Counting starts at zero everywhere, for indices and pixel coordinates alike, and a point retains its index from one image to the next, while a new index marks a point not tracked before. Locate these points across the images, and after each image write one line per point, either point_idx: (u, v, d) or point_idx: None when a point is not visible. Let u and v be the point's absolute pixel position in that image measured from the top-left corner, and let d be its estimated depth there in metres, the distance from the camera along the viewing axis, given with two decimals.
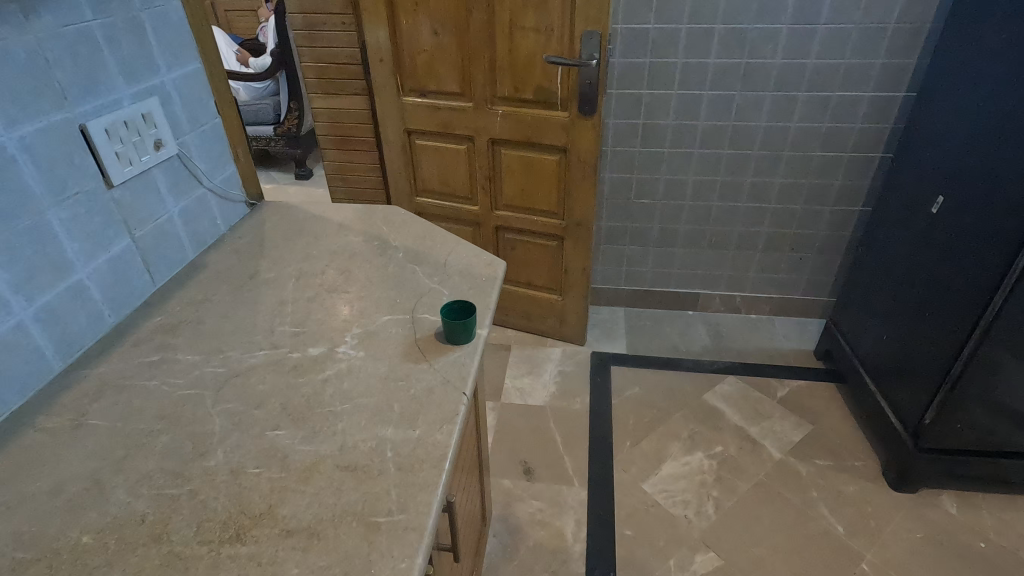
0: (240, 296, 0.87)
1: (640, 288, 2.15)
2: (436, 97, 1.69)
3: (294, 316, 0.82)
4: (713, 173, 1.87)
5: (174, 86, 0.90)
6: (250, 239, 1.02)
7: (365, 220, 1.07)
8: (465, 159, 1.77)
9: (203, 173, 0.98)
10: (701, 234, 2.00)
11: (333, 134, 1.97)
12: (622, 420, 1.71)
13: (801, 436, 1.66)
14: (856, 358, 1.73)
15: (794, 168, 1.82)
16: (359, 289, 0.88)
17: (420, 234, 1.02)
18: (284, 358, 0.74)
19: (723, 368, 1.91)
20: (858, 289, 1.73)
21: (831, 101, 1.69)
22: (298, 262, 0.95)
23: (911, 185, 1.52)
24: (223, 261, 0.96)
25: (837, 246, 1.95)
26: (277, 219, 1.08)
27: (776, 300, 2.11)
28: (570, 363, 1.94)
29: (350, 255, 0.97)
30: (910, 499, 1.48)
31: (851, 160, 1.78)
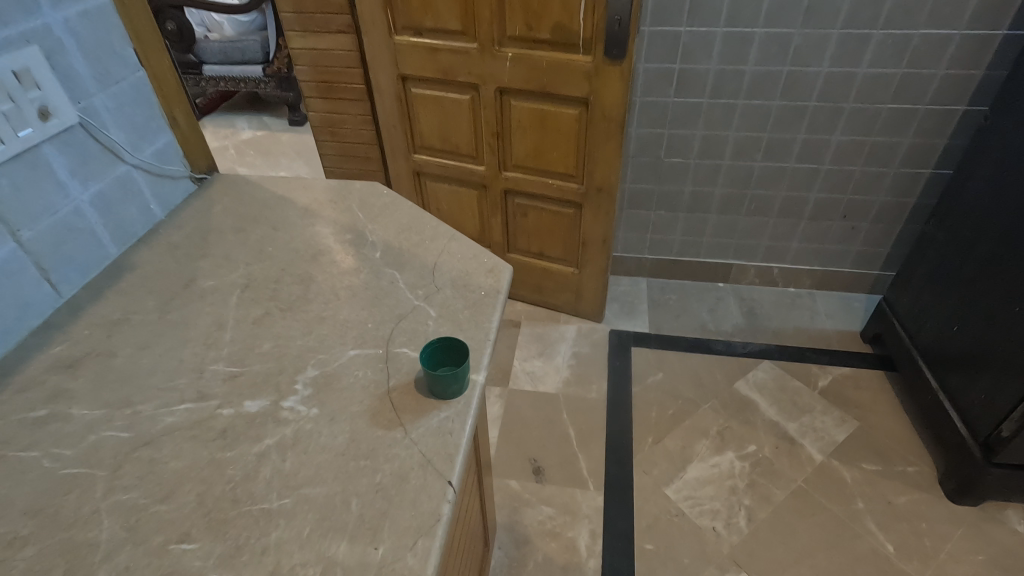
0: (167, 314, 0.67)
1: (665, 257, 1.93)
2: (434, 37, 1.41)
3: (233, 347, 0.62)
4: (759, 128, 1.59)
5: (67, 30, 0.66)
6: (193, 228, 0.81)
7: (337, 203, 0.85)
8: (468, 111, 1.51)
9: (123, 146, 0.76)
10: (740, 200, 1.75)
11: (318, 80, 1.70)
12: (643, 413, 1.54)
13: (845, 435, 1.47)
14: (914, 347, 1.52)
15: (858, 123, 1.54)
16: (320, 307, 0.67)
17: (405, 225, 0.80)
18: (210, 417, 0.55)
19: (758, 353, 1.71)
20: (924, 268, 1.49)
21: (912, 42, 1.39)
22: (248, 264, 0.74)
23: (1010, 150, 1.25)
24: (154, 261, 0.75)
25: (896, 215, 1.69)
26: (229, 200, 0.87)
27: (819, 274, 1.87)
28: (586, 344, 1.75)
29: (314, 255, 0.76)
30: (970, 513, 1.30)
31: (927, 114, 1.49)
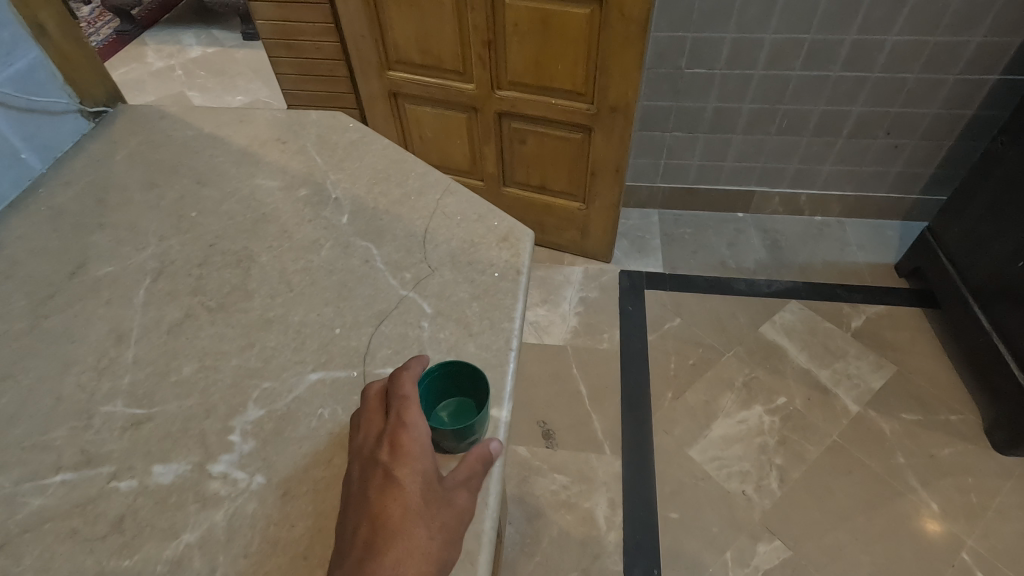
0: (40, 322, 0.47)
1: (681, 186, 1.71)
2: None
3: (137, 374, 0.43)
4: (802, 28, 1.33)
5: None
6: (85, 186, 0.59)
7: (285, 142, 0.63)
8: (452, 14, 1.23)
9: None
10: (771, 117, 1.51)
11: None
12: (660, 365, 1.39)
13: (882, 381, 1.34)
14: (963, 284, 1.36)
15: (920, 19, 1.29)
16: (265, 305, 0.47)
17: (380, 174, 0.58)
18: (100, 496, 0.37)
19: (785, 292, 1.55)
20: (985, 194, 1.30)
21: None
22: (162, 238, 0.53)
23: None
24: (26, 237, 0.54)
25: (948, 130, 1.48)
26: (137, 142, 0.63)
27: (851, 200, 1.68)
28: (595, 288, 1.57)
29: (255, 222, 0.54)
30: (1019, 465, 1.20)
31: (1006, 6, 1.24)
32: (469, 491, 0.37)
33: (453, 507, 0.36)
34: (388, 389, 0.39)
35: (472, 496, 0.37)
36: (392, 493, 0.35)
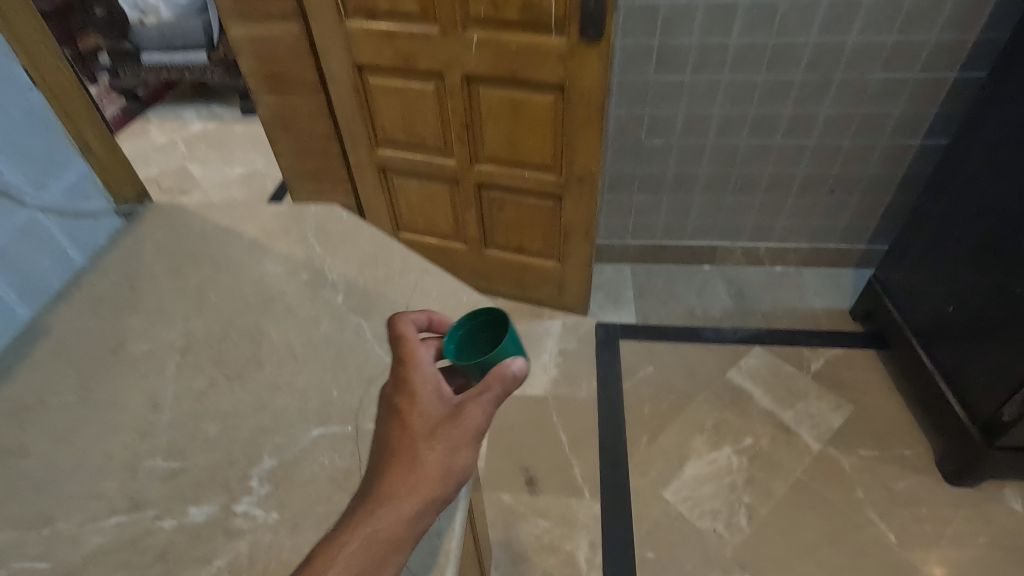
0: (91, 395, 0.56)
1: (649, 242, 1.85)
2: (391, 21, 1.28)
3: (172, 435, 0.53)
4: (745, 104, 1.50)
5: None
6: (119, 275, 0.70)
7: (289, 232, 0.74)
8: (433, 101, 1.39)
9: (22, 187, 0.64)
10: (725, 179, 1.67)
11: (263, 72, 1.56)
12: (635, 411, 1.49)
13: (841, 420, 1.44)
14: (907, 326, 1.48)
15: (846, 95, 1.46)
16: (273, 373, 0.58)
17: (369, 258, 0.70)
18: (147, 533, 0.46)
19: (749, 337, 1.66)
20: (918, 244, 1.44)
21: (904, 6, 1.30)
22: (187, 318, 0.64)
23: (1009, 124, 1.17)
24: (74, 321, 0.64)
25: (884, 188, 1.64)
26: (163, 236, 0.75)
27: (806, 250, 1.82)
28: (573, 339, 1.68)
29: (265, 302, 0.65)
30: (969, 494, 1.29)
31: (918, 83, 1.42)
32: (474, 411, 0.47)
33: (458, 424, 0.47)
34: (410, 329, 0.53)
35: (478, 415, 0.48)
36: (408, 412, 0.48)
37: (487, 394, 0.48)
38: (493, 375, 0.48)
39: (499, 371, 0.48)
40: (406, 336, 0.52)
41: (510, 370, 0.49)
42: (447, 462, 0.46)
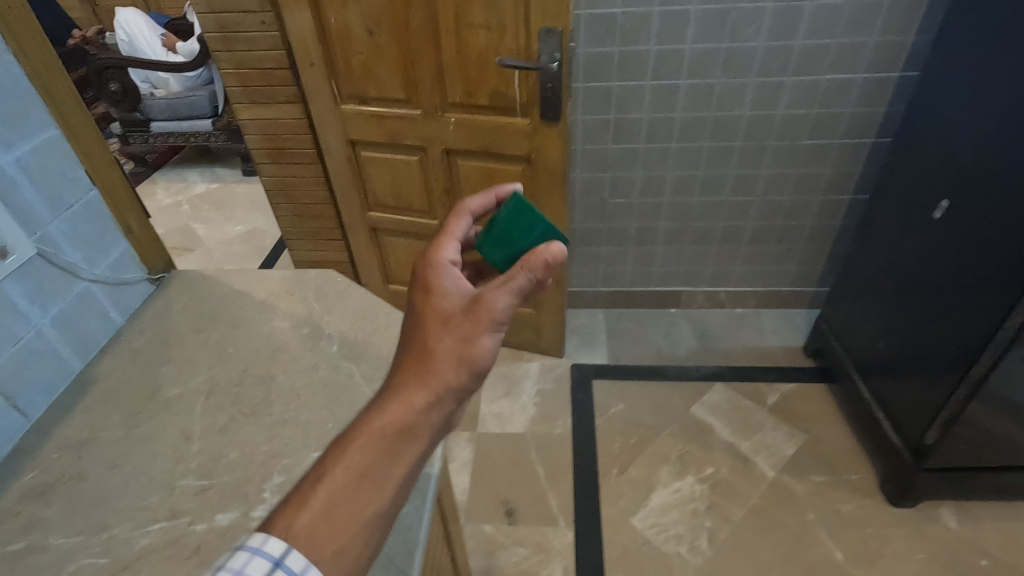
0: (135, 430, 0.70)
1: (619, 289, 2.01)
2: (379, 104, 1.48)
3: (201, 459, 0.66)
4: (694, 167, 1.69)
5: (19, 168, 0.70)
6: (152, 332, 0.84)
7: (292, 293, 0.90)
8: (417, 171, 1.58)
9: (80, 264, 0.79)
10: (683, 231, 1.85)
11: (267, 147, 1.75)
12: (607, 445, 1.61)
13: (794, 448, 1.57)
14: (850, 360, 1.64)
15: (781, 158, 1.66)
16: (282, 409, 0.72)
17: (359, 314, 0.86)
18: (184, 534, 0.60)
19: (711, 375, 1.81)
20: (851, 287, 1.61)
21: (821, 85, 1.51)
22: (210, 367, 0.78)
23: (911, 184, 1.36)
24: (117, 372, 0.78)
25: (825, 236, 1.83)
26: (188, 299, 0.90)
27: (762, 293, 1.99)
28: (550, 380, 1.82)
29: (273, 352, 0.80)
30: (910, 514, 1.41)
31: (842, 147, 1.62)
32: (497, 298, 0.53)
33: (479, 313, 0.53)
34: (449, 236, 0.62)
35: (500, 302, 0.53)
36: (435, 305, 0.55)
37: (512, 282, 0.54)
38: (521, 263, 0.55)
39: (531, 256, 0.56)
40: (447, 238, 0.61)
41: (540, 257, 0.55)
42: (467, 346, 0.51)
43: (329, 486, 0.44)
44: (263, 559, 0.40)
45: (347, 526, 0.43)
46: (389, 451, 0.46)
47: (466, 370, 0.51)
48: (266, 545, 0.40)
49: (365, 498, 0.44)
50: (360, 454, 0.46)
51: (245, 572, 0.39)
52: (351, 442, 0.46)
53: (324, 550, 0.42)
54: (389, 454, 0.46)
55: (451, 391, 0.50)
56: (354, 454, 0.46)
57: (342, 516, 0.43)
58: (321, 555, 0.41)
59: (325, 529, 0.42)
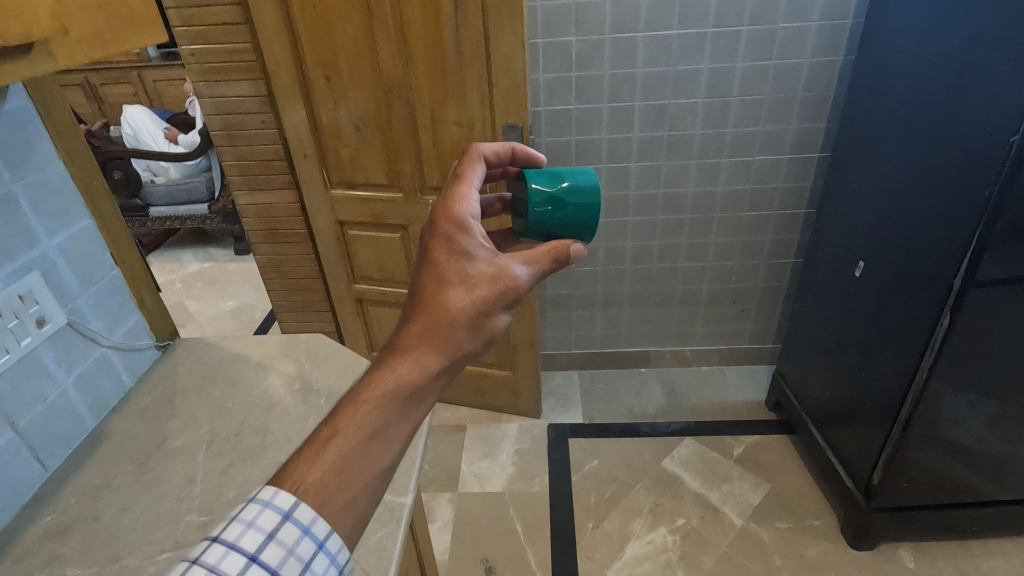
0: (143, 476, 0.80)
1: (591, 350, 2.14)
2: (365, 189, 1.66)
3: (203, 499, 0.76)
4: (650, 238, 1.88)
5: (59, 252, 0.84)
6: (159, 392, 0.95)
7: (285, 355, 1.02)
8: (400, 246, 1.74)
9: (99, 332, 0.90)
10: (646, 295, 2.01)
11: (261, 228, 1.92)
12: (582, 500, 1.68)
13: (759, 497, 1.66)
14: (804, 410, 1.76)
15: (727, 228, 1.85)
16: (276, 454, 0.82)
17: (345, 371, 0.97)
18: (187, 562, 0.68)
19: (680, 430, 1.90)
20: (799, 341, 1.76)
21: (753, 165, 1.73)
22: (211, 420, 0.88)
23: (835, 248, 1.54)
24: (127, 427, 0.88)
25: (774, 297, 2.00)
26: (191, 362, 1.01)
27: (724, 351, 2.13)
28: (527, 439, 1.90)
29: (268, 406, 0.91)
30: (869, 556, 1.49)
31: (778, 217, 1.83)
32: (514, 273, 0.61)
33: (502, 287, 0.60)
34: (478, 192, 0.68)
35: (517, 275, 0.61)
36: (458, 267, 0.61)
37: (532, 262, 0.64)
38: (541, 250, 0.67)
39: (559, 244, 0.70)
40: (466, 200, 0.67)
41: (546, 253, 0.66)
42: (485, 317, 0.58)
43: (348, 440, 0.50)
44: (273, 509, 0.48)
45: (360, 481, 0.49)
46: (403, 411, 0.52)
47: (480, 342, 0.58)
48: (276, 497, 0.48)
49: (378, 453, 0.50)
50: (377, 410, 0.51)
51: (256, 523, 0.48)
52: (379, 390, 0.52)
53: (335, 503, 0.48)
54: (403, 413, 0.52)
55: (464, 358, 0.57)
56: (372, 409, 0.51)
57: (354, 471, 0.49)
58: (332, 505, 0.48)
59: (339, 482, 0.49)
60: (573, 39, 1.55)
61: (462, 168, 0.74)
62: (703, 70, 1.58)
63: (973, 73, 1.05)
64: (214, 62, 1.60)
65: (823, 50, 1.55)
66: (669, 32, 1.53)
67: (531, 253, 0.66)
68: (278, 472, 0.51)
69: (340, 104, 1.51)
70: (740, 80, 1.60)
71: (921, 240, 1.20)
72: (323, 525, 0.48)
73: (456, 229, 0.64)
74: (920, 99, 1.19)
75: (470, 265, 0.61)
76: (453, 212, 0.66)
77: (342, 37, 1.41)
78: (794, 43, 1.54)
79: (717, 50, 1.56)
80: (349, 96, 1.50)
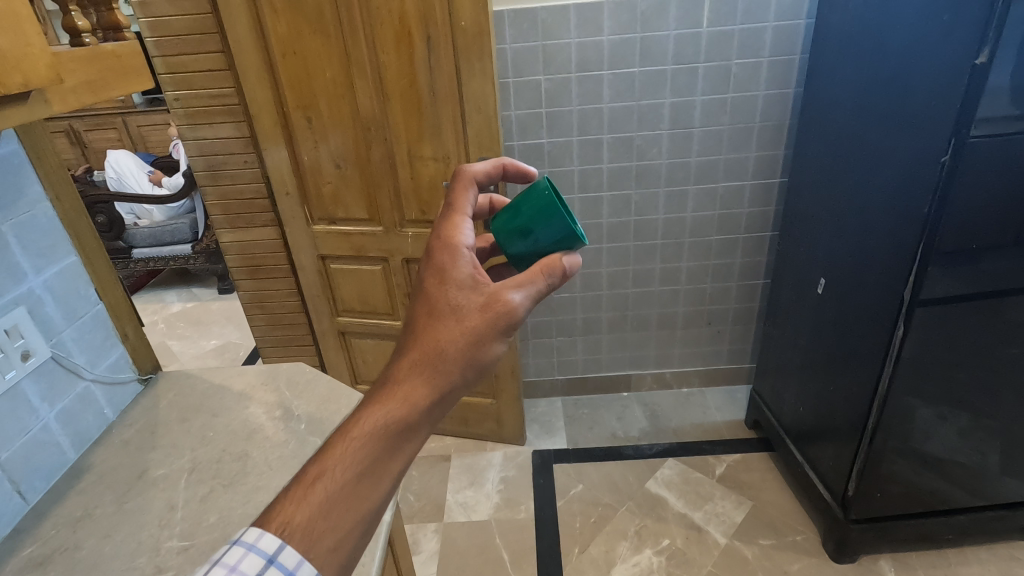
0: (125, 506, 0.81)
1: (573, 376, 2.18)
2: (346, 224, 1.71)
3: (184, 525, 0.77)
4: (624, 264, 1.94)
5: (45, 288, 0.87)
6: (141, 424, 0.96)
7: (266, 384, 1.04)
8: (381, 278, 1.78)
9: (83, 366, 0.93)
10: (624, 320, 2.06)
11: (244, 265, 1.95)
12: (568, 525, 1.69)
13: (742, 515, 1.68)
14: (781, 427, 1.80)
15: (698, 252, 1.92)
16: (256, 479, 0.84)
17: (325, 397, 1.00)
18: None
19: (663, 452, 1.93)
20: (772, 359, 1.82)
21: (718, 192, 1.81)
22: (193, 449, 0.90)
23: (798, 267, 1.61)
24: (109, 459, 0.89)
25: (747, 317, 2.06)
26: (173, 394, 1.03)
27: (703, 373, 2.18)
28: (512, 467, 1.91)
29: (249, 433, 0.93)
30: (851, 568, 1.51)
31: (746, 241, 1.90)
32: (508, 301, 0.62)
33: (493, 317, 0.61)
34: (473, 221, 0.68)
35: (511, 303, 0.62)
36: (449, 299, 0.62)
37: (528, 286, 0.64)
38: (539, 268, 0.65)
39: (552, 263, 0.66)
40: (461, 230, 0.67)
41: (546, 268, 0.65)
42: (476, 352, 0.60)
43: (336, 481, 0.53)
44: (257, 553, 0.49)
45: (346, 522, 0.52)
46: (391, 450, 0.55)
47: (470, 376, 0.59)
48: (260, 540, 0.49)
49: (365, 495, 0.53)
50: (364, 451, 0.54)
51: (239, 567, 0.49)
52: (369, 430, 0.55)
53: (322, 546, 0.51)
54: (389, 452, 0.55)
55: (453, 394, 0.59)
56: (360, 449, 0.54)
57: (341, 514, 0.52)
58: (317, 548, 0.50)
59: (326, 524, 0.51)
60: (541, 78, 1.64)
61: (454, 193, 0.72)
62: (665, 103, 1.68)
63: (904, 102, 1.14)
64: (198, 106, 1.66)
65: (776, 83, 1.65)
66: (631, 69, 1.63)
67: (528, 273, 0.65)
68: (264, 510, 0.53)
69: (320, 143, 1.57)
70: (700, 113, 1.69)
71: (872, 256, 1.27)
72: (308, 569, 0.49)
73: (449, 258, 0.64)
74: (862, 126, 1.28)
75: (461, 297, 0.62)
76: (447, 241, 0.65)
77: (321, 81, 1.48)
78: (748, 77, 1.64)
79: (677, 85, 1.65)
80: (329, 136, 1.56)
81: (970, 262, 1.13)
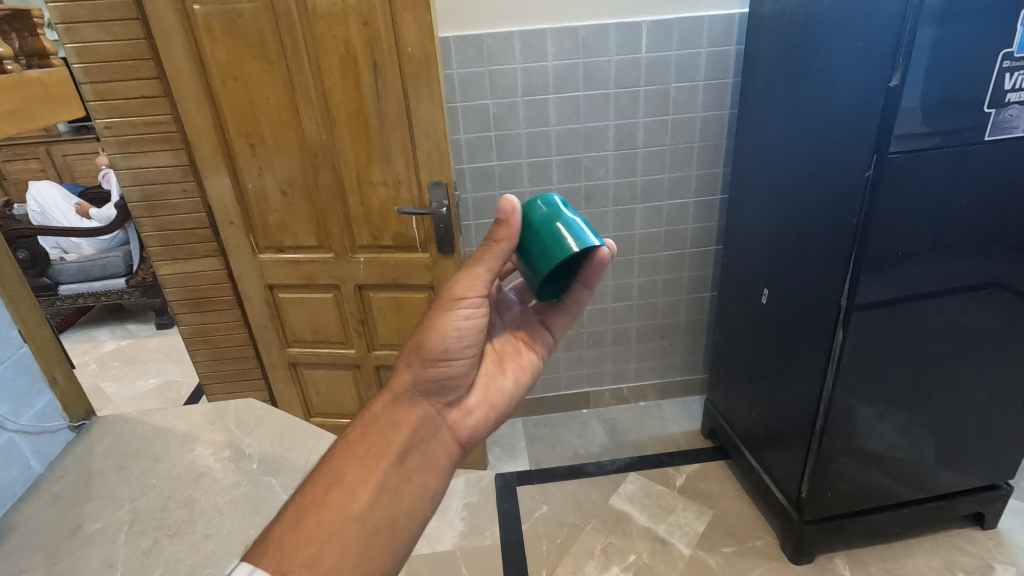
0: (55, 567, 0.74)
1: (533, 396, 2.17)
2: (295, 252, 1.66)
3: None
4: None
5: None
6: (73, 475, 0.89)
7: (214, 424, 0.98)
8: (332, 306, 1.74)
9: (5, 416, 0.85)
10: (580, 337, 2.08)
11: (185, 298, 1.86)
12: (535, 547, 1.67)
13: (704, 524, 1.70)
14: (735, 433, 1.85)
15: (647, 268, 1.97)
16: (206, 526, 0.79)
17: (279, 434, 0.96)
18: None
19: (624, 466, 1.94)
20: (723, 370, 1.88)
21: (664, 210, 1.88)
22: (133, 499, 0.84)
23: (742, 278, 1.68)
24: (36, 517, 0.81)
25: (697, 330, 2.13)
26: (110, 439, 0.95)
27: (659, 386, 2.22)
28: (476, 492, 1.88)
29: (196, 477, 0.87)
30: (809, 569, 1.55)
31: (692, 255, 1.97)
32: (458, 289, 0.81)
33: (443, 312, 0.81)
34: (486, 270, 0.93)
35: (457, 290, 0.81)
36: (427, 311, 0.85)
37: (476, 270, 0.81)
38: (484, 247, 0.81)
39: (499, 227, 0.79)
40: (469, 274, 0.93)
41: (496, 231, 0.79)
42: (424, 354, 0.81)
43: (309, 499, 0.67)
44: None
45: (319, 536, 0.63)
46: (358, 463, 0.71)
47: (416, 369, 0.81)
48: None
49: (336, 506, 0.66)
50: (335, 469, 0.71)
51: None
52: (342, 449, 0.73)
53: (293, 562, 0.61)
54: (361, 463, 0.71)
55: (407, 392, 0.81)
56: (335, 461, 0.72)
57: (312, 529, 0.64)
58: (291, 568, 0.60)
59: (296, 538, 0.63)
60: (489, 101, 1.66)
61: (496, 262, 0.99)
62: (610, 126, 1.73)
63: (828, 122, 1.22)
64: (131, 134, 1.59)
65: (711, 105, 1.74)
66: (576, 93, 1.68)
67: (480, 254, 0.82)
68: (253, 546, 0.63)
69: (266, 171, 1.53)
70: (643, 133, 1.75)
71: (810, 266, 1.34)
72: None
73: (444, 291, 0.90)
74: (793, 144, 1.36)
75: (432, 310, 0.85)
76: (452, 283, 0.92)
77: (264, 108, 1.45)
78: (686, 100, 1.72)
79: (620, 108, 1.71)
80: (274, 163, 1.52)
81: (896, 269, 1.21)
